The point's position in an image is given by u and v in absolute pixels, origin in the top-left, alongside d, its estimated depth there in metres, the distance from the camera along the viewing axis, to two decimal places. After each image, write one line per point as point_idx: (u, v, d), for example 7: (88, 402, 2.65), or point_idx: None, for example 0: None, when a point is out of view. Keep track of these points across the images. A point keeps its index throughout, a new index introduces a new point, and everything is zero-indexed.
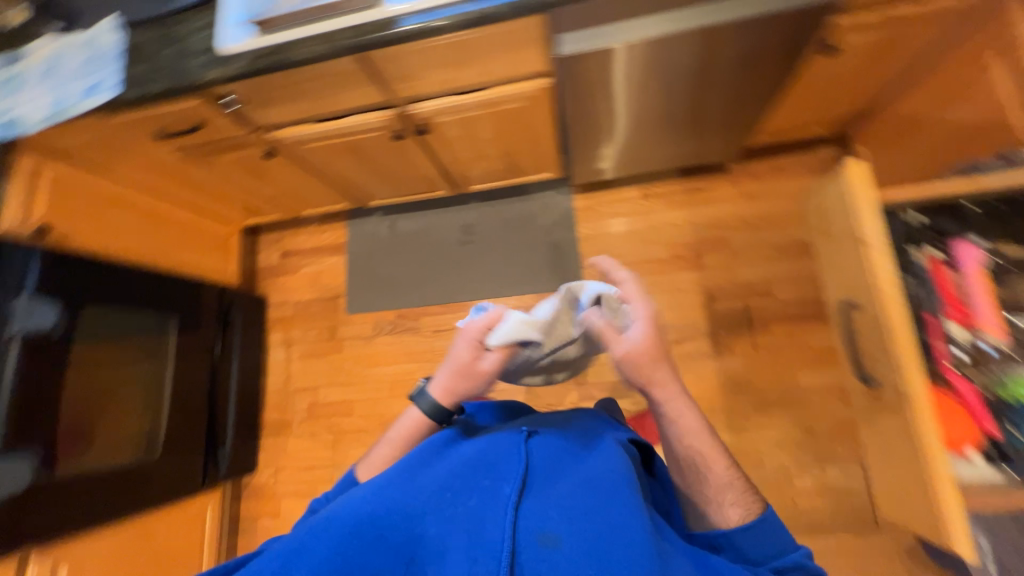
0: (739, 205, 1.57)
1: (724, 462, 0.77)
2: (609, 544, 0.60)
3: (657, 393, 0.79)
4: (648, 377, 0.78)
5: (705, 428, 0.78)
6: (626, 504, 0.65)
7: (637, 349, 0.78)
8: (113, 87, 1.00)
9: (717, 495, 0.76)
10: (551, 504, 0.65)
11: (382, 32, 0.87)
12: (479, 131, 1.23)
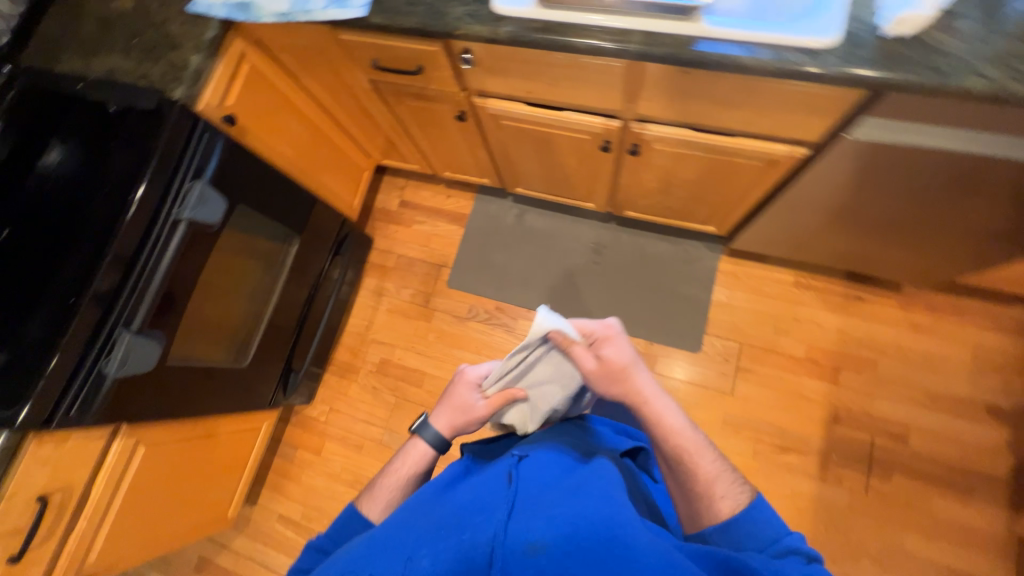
0: (901, 334, 1.42)
1: (712, 458, 0.73)
2: (598, 546, 0.53)
3: (634, 394, 0.78)
4: (623, 389, 0.78)
5: (693, 432, 0.75)
6: (622, 508, 0.57)
7: (597, 364, 0.80)
8: (361, 7, 0.91)
9: (714, 486, 0.70)
10: (537, 511, 0.58)
11: (685, 49, 0.76)
12: (684, 169, 1.12)
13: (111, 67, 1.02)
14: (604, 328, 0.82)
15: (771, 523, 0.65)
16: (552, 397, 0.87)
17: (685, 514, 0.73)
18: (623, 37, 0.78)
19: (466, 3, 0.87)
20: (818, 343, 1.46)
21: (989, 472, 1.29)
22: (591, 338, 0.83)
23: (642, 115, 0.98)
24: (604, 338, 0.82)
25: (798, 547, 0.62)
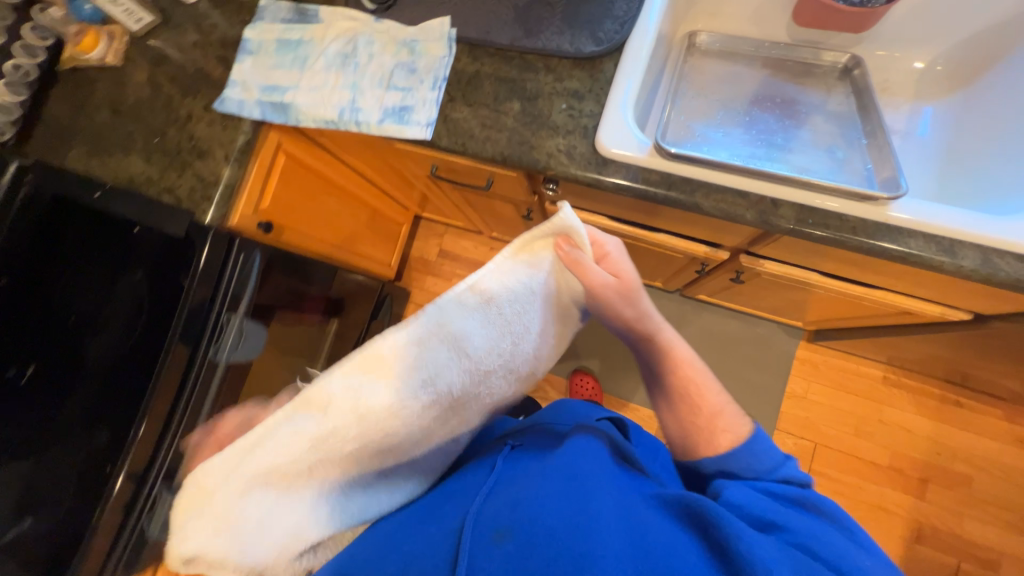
0: (1000, 446, 1.28)
1: (717, 390, 0.66)
2: (568, 522, 0.45)
3: (644, 320, 0.65)
4: (628, 312, 0.63)
5: (695, 361, 0.68)
6: (602, 484, 0.50)
7: (614, 282, 0.61)
8: (426, 125, 0.74)
9: (715, 420, 0.64)
10: (515, 487, 0.52)
11: (861, 236, 0.58)
12: (792, 292, 0.96)
13: (131, 173, 0.88)
14: (610, 246, 0.63)
15: (766, 452, 0.59)
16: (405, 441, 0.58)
17: (680, 446, 0.66)
18: (770, 207, 0.61)
19: (560, 134, 0.69)
20: (905, 449, 1.32)
21: None
22: (601, 255, 0.63)
23: (761, 253, 0.81)
24: (605, 258, 0.63)
25: (792, 477, 0.59)
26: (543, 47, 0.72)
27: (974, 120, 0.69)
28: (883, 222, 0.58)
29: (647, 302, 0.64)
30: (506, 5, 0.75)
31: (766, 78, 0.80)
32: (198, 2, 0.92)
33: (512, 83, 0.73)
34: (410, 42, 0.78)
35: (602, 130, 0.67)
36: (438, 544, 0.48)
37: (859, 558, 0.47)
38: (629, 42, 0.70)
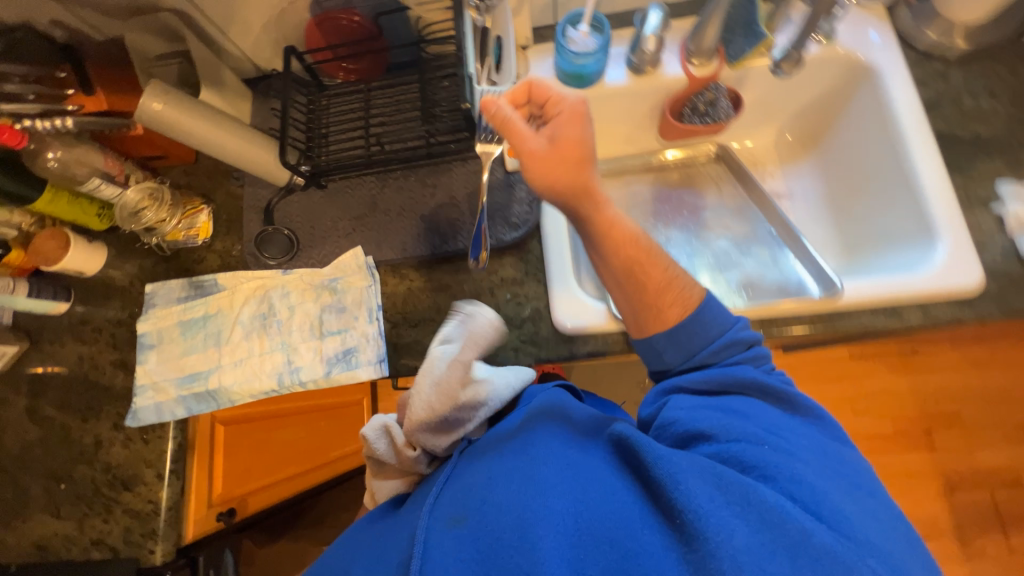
0: (969, 376, 1.39)
1: (666, 264, 0.57)
2: (495, 514, 0.44)
3: (571, 157, 0.54)
4: (568, 186, 0.54)
5: (643, 238, 0.57)
6: (542, 462, 0.48)
7: (546, 147, 0.55)
8: (378, 362, 0.70)
9: (671, 292, 0.56)
10: (467, 479, 0.50)
11: (824, 331, 0.63)
12: None
13: (38, 540, 0.72)
14: (571, 105, 0.55)
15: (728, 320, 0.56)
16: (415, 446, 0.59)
17: (634, 325, 0.58)
18: None
19: (515, 324, 0.69)
20: (904, 409, 1.41)
21: None
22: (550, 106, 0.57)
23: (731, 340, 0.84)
24: (574, 117, 0.55)
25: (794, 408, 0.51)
26: (465, 248, 0.72)
27: (839, 177, 0.80)
28: (834, 311, 0.62)
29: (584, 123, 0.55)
30: (412, 217, 0.75)
31: (657, 181, 0.87)
32: (70, 308, 0.81)
33: (450, 289, 0.71)
34: (330, 281, 0.74)
35: (556, 310, 0.67)
36: (390, 547, 0.50)
37: (794, 467, 0.44)
38: (541, 217, 0.72)
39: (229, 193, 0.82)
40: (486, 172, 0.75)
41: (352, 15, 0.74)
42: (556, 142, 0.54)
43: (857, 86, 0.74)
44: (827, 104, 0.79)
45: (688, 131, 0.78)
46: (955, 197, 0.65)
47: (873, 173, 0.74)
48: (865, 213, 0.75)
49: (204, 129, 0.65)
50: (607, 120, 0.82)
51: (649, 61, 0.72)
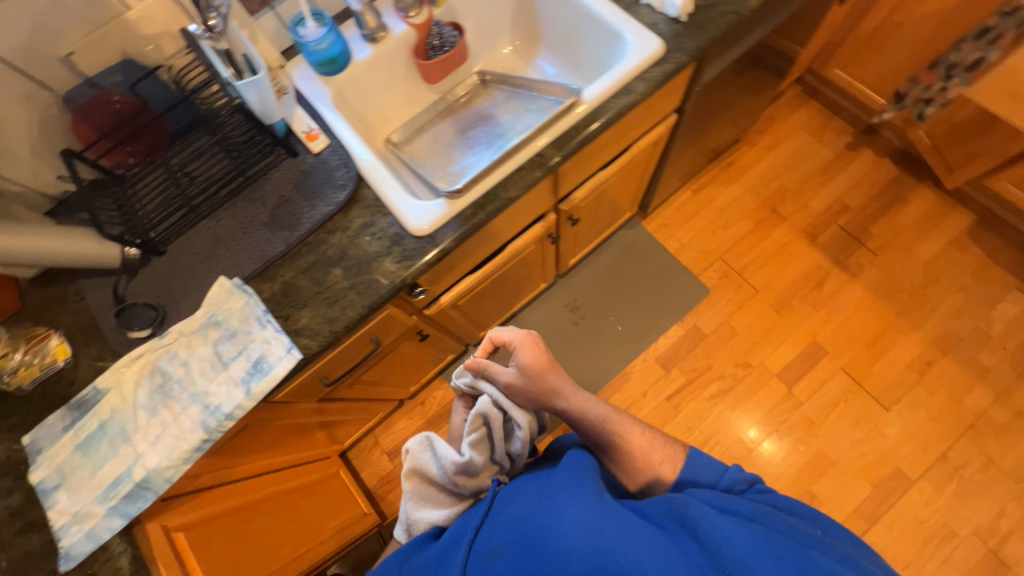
0: (769, 159, 1.76)
1: (638, 427, 0.69)
2: (538, 565, 0.52)
3: (547, 391, 0.70)
4: (540, 391, 0.70)
5: (613, 414, 0.70)
6: (568, 506, 0.54)
7: (520, 374, 0.71)
8: (287, 351, 0.73)
9: (653, 459, 0.67)
10: (502, 520, 0.59)
11: (595, 125, 0.80)
12: (604, 198, 1.21)
13: None
14: (524, 339, 0.73)
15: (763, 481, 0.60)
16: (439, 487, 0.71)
17: (628, 485, 0.68)
18: (541, 159, 0.79)
19: (385, 253, 0.77)
20: (750, 205, 1.71)
21: (900, 168, 1.68)
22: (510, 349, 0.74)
23: (565, 192, 1.01)
24: (535, 343, 0.73)
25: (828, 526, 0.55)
26: (312, 224, 0.79)
27: (559, 46, 1.03)
28: (592, 108, 0.80)
29: (569, 397, 0.70)
30: (257, 229, 0.81)
31: (449, 119, 1.04)
32: None
33: (318, 261, 0.78)
34: (209, 318, 0.76)
35: (407, 221, 0.77)
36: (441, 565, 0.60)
37: (817, 539, 0.51)
38: (359, 169, 0.82)
39: (74, 310, 0.80)
40: (298, 164, 0.84)
41: (113, 99, 0.81)
42: (520, 368, 0.71)
43: None
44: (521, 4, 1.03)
45: (438, 64, 0.97)
46: (619, 7, 0.89)
47: (572, 27, 0.97)
48: (588, 53, 0.97)
49: (15, 240, 0.69)
50: (380, 91, 0.99)
51: (376, 27, 0.90)
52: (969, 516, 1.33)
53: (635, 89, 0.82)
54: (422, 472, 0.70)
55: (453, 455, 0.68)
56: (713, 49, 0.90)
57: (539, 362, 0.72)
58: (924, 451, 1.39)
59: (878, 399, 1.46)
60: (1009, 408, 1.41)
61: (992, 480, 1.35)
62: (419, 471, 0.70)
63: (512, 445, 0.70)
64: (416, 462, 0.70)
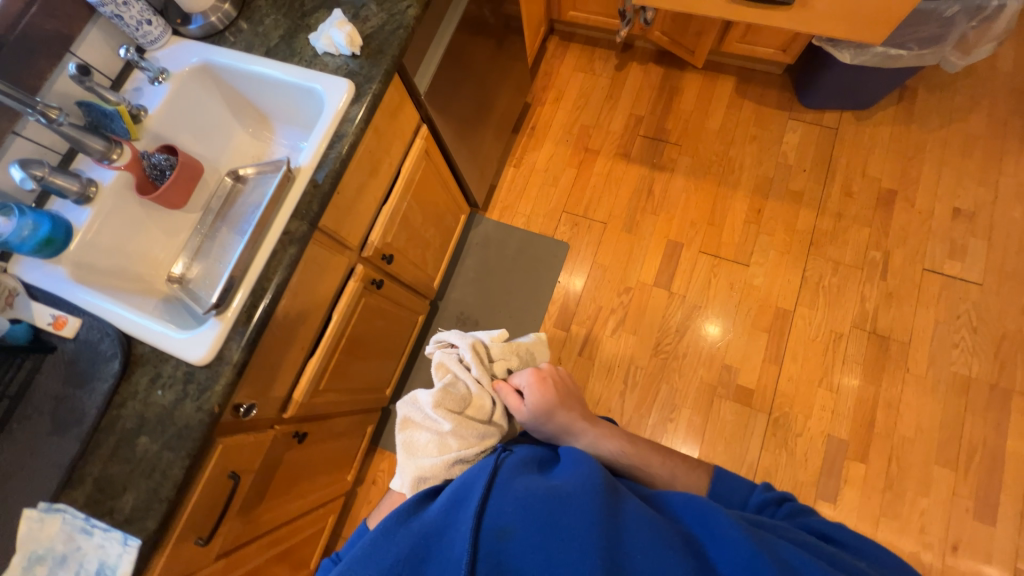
0: (562, 107, 1.89)
1: (660, 457, 0.77)
2: (553, 531, 0.55)
3: (565, 429, 0.78)
4: (555, 428, 0.79)
5: (630, 445, 0.78)
6: (592, 499, 0.57)
7: (535, 411, 0.79)
8: (124, 543, 0.69)
9: (678, 484, 0.74)
10: (510, 496, 0.59)
11: (324, 182, 0.83)
12: (414, 220, 1.24)
13: None
14: (530, 379, 0.81)
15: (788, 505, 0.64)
16: (438, 433, 0.76)
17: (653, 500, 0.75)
18: (289, 234, 0.80)
19: (183, 396, 0.75)
20: (566, 154, 1.83)
21: (664, 65, 1.87)
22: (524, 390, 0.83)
23: (357, 241, 1.02)
24: (544, 381, 0.82)
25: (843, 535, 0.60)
26: (98, 407, 0.75)
27: (283, 116, 1.03)
28: (314, 170, 0.83)
29: (585, 434, 0.78)
30: (45, 441, 0.74)
31: (213, 230, 1.02)
32: None
33: (121, 438, 0.74)
34: (28, 559, 0.67)
35: (188, 356, 0.75)
36: (439, 543, 0.58)
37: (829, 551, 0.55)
38: (123, 330, 0.79)
39: None
40: (61, 357, 0.79)
41: None
42: (533, 410, 0.79)
43: (216, 74, 0.98)
44: (228, 95, 1.02)
45: (169, 190, 0.94)
46: (302, 64, 0.91)
47: (279, 96, 0.98)
48: (307, 114, 0.99)
49: None
50: (127, 239, 0.94)
51: (79, 189, 0.86)
52: (843, 315, 1.52)
53: (345, 132, 0.85)
54: (414, 423, 0.79)
55: (434, 392, 0.78)
56: (407, 62, 0.95)
57: (558, 398, 0.80)
58: (789, 282, 1.57)
59: (738, 260, 1.62)
60: (830, 214, 1.62)
61: (845, 277, 1.56)
62: (410, 424, 0.79)
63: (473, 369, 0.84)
64: (407, 415, 0.79)
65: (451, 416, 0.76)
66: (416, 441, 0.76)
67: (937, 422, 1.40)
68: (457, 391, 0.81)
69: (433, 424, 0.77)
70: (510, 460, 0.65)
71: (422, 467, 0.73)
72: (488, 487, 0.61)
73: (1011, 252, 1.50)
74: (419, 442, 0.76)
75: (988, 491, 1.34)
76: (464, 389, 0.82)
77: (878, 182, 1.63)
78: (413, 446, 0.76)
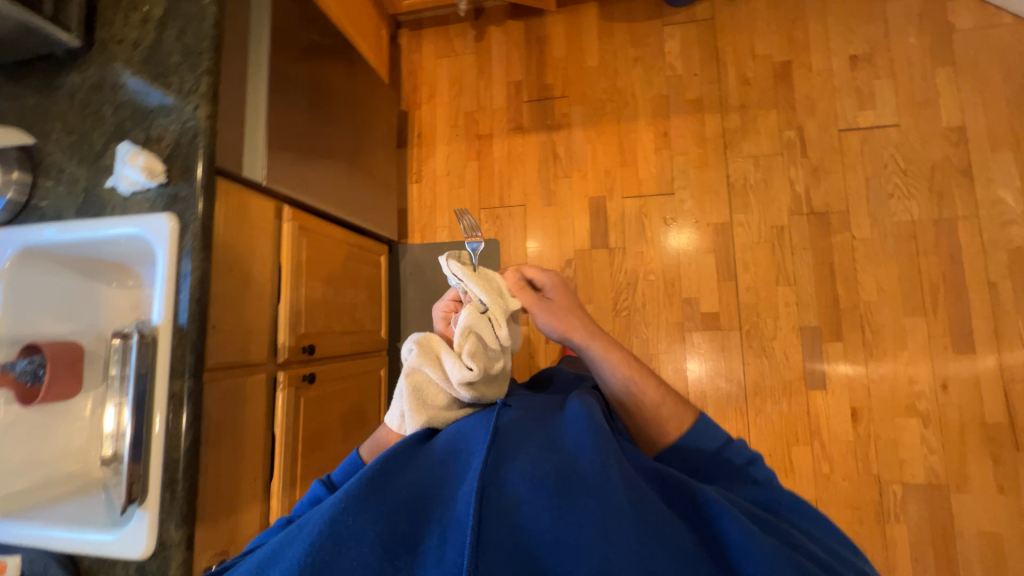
0: (439, 101, 1.78)
1: (654, 384, 0.83)
2: (560, 496, 0.59)
3: (576, 323, 0.85)
4: (567, 323, 0.86)
5: (631, 363, 0.84)
6: (598, 467, 0.62)
7: (553, 300, 0.88)
8: None
9: (664, 413, 0.81)
10: (519, 466, 0.63)
11: (188, 330, 0.79)
12: (324, 296, 1.19)
13: None
14: (554, 282, 0.90)
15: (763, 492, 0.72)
16: (448, 389, 0.77)
17: (640, 423, 0.82)
18: (175, 396, 0.78)
19: None
20: (462, 149, 1.74)
21: (523, 18, 1.74)
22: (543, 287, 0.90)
23: (265, 351, 0.98)
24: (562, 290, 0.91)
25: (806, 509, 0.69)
26: None
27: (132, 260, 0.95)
28: (172, 322, 0.79)
29: (588, 340, 0.85)
30: None
31: (107, 409, 0.95)
32: None
33: None
34: None
35: (129, 555, 0.74)
36: (438, 502, 0.63)
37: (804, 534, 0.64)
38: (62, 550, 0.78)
39: None
40: None
41: None
42: (553, 302, 0.87)
43: (45, 249, 0.92)
44: (71, 259, 0.95)
45: (52, 386, 0.89)
46: (117, 213, 0.84)
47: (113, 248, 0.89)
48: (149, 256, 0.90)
49: None
50: (39, 446, 0.91)
51: None
52: (779, 207, 1.49)
53: (186, 269, 0.80)
54: (420, 375, 0.77)
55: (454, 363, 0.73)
56: (225, 162, 0.87)
57: (570, 302, 0.89)
58: (717, 195, 1.54)
59: (663, 191, 1.58)
60: (734, 109, 1.55)
61: (769, 168, 1.51)
62: (417, 375, 0.77)
63: (499, 332, 0.76)
64: (420, 363, 0.76)
65: (467, 390, 0.75)
66: (425, 387, 0.77)
67: (896, 276, 1.40)
68: (481, 358, 0.75)
69: (445, 385, 0.76)
70: (506, 418, 0.72)
71: (420, 411, 0.77)
72: (496, 458, 0.64)
73: (917, 80, 1.45)
74: (430, 390, 0.78)
75: (960, 323, 1.36)
76: (486, 355, 0.76)
77: (769, 58, 1.55)
78: (420, 393, 0.77)
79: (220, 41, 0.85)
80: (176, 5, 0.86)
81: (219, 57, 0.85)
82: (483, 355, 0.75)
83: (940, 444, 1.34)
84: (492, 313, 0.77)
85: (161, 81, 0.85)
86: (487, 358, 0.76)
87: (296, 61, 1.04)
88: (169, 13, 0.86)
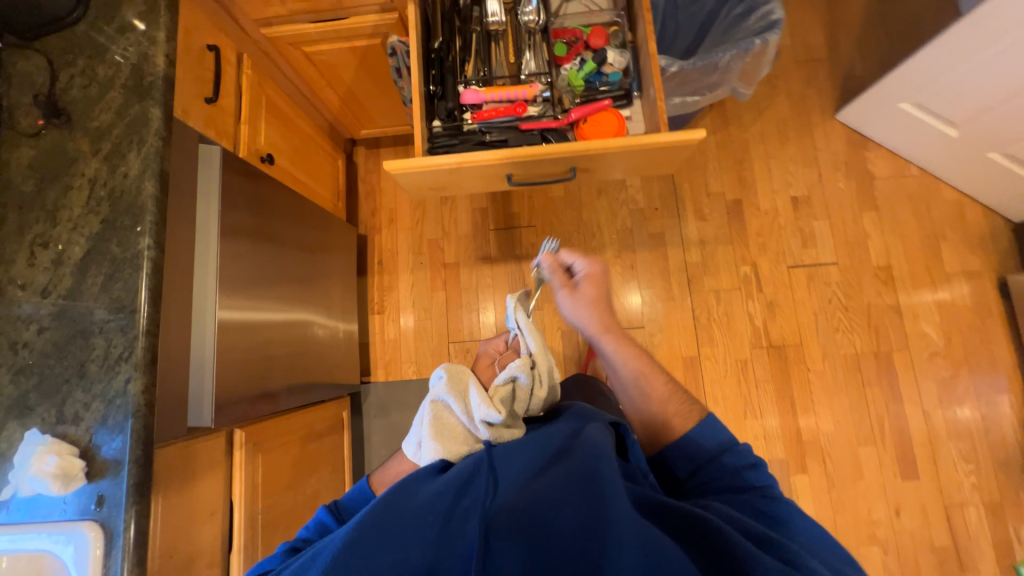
0: (401, 226, 1.69)
1: (665, 381, 0.82)
2: (563, 526, 0.55)
3: (601, 310, 0.86)
4: (590, 310, 0.86)
5: (642, 358, 0.83)
6: (604, 496, 0.57)
7: (585, 282, 0.87)
8: None
9: (671, 408, 0.79)
10: (524, 496, 0.57)
11: None
12: (284, 507, 1.04)
13: None
14: (590, 269, 0.87)
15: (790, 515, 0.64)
16: (469, 422, 0.70)
17: (637, 409, 0.82)
18: None
19: None
20: (427, 278, 1.66)
21: None
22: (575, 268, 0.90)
23: None
24: (595, 277, 0.88)
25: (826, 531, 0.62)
26: None
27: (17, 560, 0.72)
28: None
29: (605, 328, 0.85)
30: None
31: None
32: None
33: None
34: None
35: None
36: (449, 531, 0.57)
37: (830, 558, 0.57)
38: None
39: None
40: None
41: None
42: (581, 284, 0.87)
43: None
44: None
45: None
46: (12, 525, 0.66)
47: None
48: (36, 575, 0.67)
49: None
50: None
51: None
52: (741, 341, 1.56)
53: None
54: (443, 405, 0.72)
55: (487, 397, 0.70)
56: (164, 430, 0.73)
57: (599, 284, 0.87)
58: (685, 328, 1.58)
59: (633, 324, 1.59)
60: (694, 244, 1.62)
61: (729, 302, 1.59)
62: (442, 405, 0.72)
63: (535, 388, 0.76)
64: (449, 389, 0.72)
65: (488, 428, 0.69)
66: (448, 415, 0.71)
67: (848, 407, 1.51)
68: (511, 398, 0.74)
69: (467, 419, 0.70)
70: (508, 452, 0.64)
71: (436, 438, 0.69)
72: (500, 490, 0.58)
73: (848, 222, 1.61)
74: (451, 420, 0.71)
75: (904, 451, 1.48)
76: (516, 399, 0.74)
77: (722, 197, 1.64)
78: (442, 421, 0.71)
79: (157, 293, 0.72)
80: (102, 247, 0.72)
81: (157, 311, 0.72)
82: (513, 400, 0.75)
83: (898, 569, 1.42)
84: (535, 358, 0.78)
85: (79, 344, 0.70)
86: (516, 402, 0.74)
87: (252, 265, 0.91)
88: (91, 256, 0.72)
